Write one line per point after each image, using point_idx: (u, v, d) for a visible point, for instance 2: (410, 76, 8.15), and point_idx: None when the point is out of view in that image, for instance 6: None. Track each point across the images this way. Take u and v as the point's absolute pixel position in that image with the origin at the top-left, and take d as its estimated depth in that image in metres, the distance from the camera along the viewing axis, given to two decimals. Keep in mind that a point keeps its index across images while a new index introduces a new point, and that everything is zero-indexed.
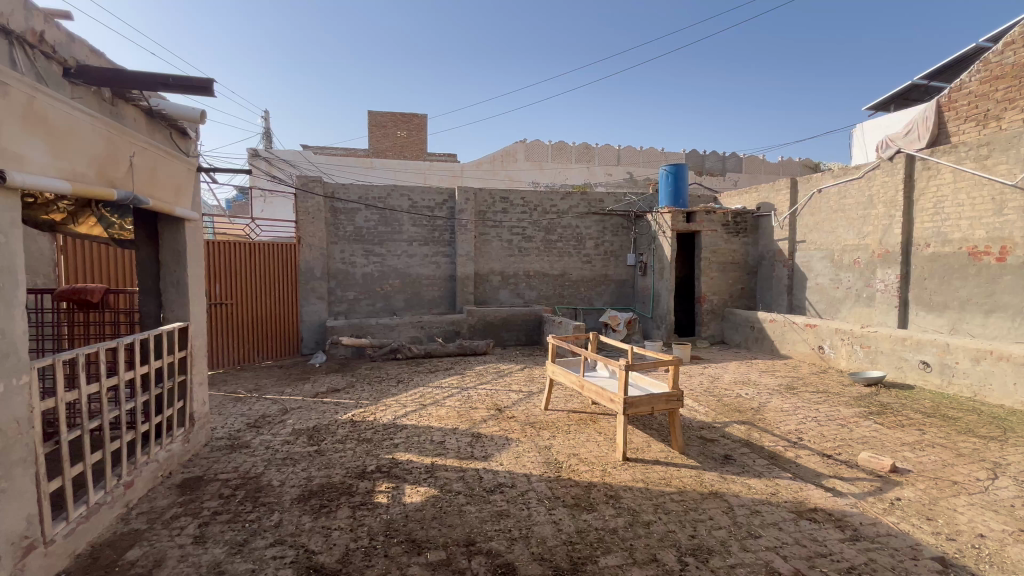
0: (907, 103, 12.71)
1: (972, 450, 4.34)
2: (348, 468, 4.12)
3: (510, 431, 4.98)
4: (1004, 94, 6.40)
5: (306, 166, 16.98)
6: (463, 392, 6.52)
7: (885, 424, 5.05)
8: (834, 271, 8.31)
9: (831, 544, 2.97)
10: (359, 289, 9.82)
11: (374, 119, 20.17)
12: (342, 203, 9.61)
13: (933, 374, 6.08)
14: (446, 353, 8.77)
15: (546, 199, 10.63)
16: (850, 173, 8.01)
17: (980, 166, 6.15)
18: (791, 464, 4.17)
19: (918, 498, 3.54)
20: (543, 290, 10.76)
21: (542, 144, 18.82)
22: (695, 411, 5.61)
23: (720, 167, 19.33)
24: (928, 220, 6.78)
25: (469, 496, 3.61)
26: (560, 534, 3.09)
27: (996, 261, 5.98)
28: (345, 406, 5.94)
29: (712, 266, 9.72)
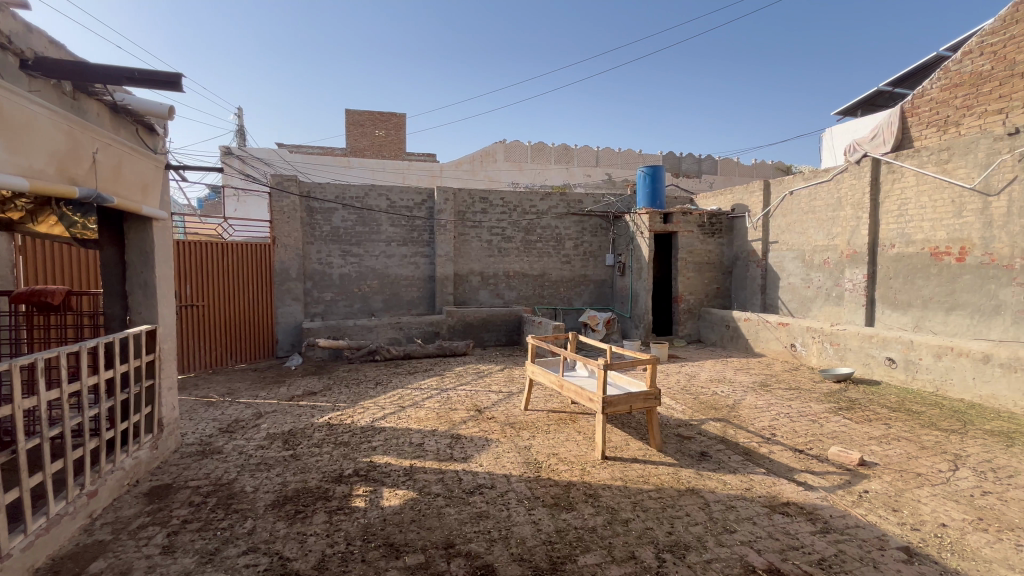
0: (873, 109, 13.16)
1: (935, 442, 4.51)
2: (325, 472, 4.04)
3: (490, 432, 4.97)
4: (962, 100, 6.69)
5: (280, 164, 16.59)
6: (442, 393, 6.47)
7: (853, 419, 5.21)
8: (805, 270, 8.55)
9: (802, 536, 3.05)
10: (337, 290, 9.67)
11: (352, 117, 19.89)
12: (319, 202, 9.45)
13: (898, 369, 6.31)
14: (425, 354, 8.71)
15: (526, 199, 10.65)
16: (820, 175, 8.25)
17: (941, 170, 6.40)
18: (765, 459, 4.27)
19: (884, 490, 3.67)
20: (523, 290, 10.77)
21: (521, 144, 18.84)
22: (672, 409, 5.70)
23: (696, 169, 19.68)
24: (893, 221, 7.03)
25: (448, 498, 3.58)
26: (540, 534, 3.09)
27: (956, 261, 6.24)
28: (322, 409, 5.83)
29: (689, 266, 9.89)
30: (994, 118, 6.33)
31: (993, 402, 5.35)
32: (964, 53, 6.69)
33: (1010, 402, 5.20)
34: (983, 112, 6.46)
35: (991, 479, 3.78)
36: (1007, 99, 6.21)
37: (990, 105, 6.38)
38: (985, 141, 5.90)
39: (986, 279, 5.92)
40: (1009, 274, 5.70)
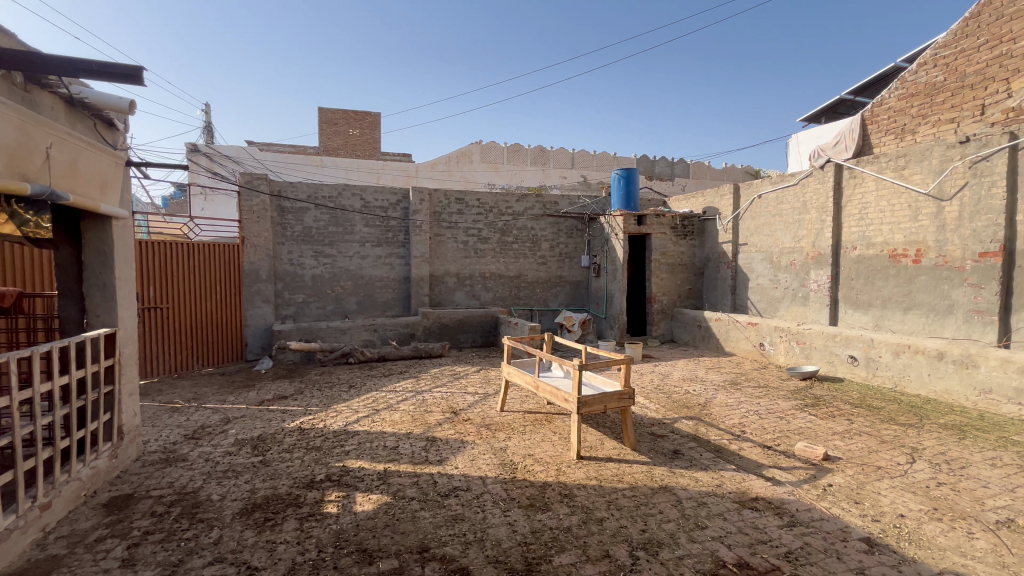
0: (836, 116, 13.65)
1: (894, 436, 4.71)
2: (296, 478, 3.95)
3: (465, 434, 4.94)
4: (918, 109, 7.04)
5: (249, 162, 16.12)
6: (418, 395, 6.40)
7: (819, 415, 5.39)
8: (773, 271, 8.80)
9: (770, 531, 3.13)
10: (309, 292, 9.47)
11: (325, 115, 19.52)
12: (290, 201, 9.23)
13: (860, 367, 6.56)
14: (400, 356, 8.61)
15: (501, 200, 10.64)
16: (786, 180, 8.52)
17: (899, 175, 6.69)
18: (735, 456, 4.37)
19: (847, 483, 3.81)
20: (499, 291, 10.77)
21: (498, 145, 18.84)
22: (646, 408, 5.78)
23: (669, 172, 20.07)
24: (855, 224, 7.31)
25: (423, 501, 3.55)
26: (515, 535, 3.09)
27: (912, 263, 6.54)
28: (293, 413, 5.69)
29: (662, 267, 10.07)
30: (947, 127, 6.69)
31: (947, 397, 5.63)
32: (919, 65, 7.04)
33: (962, 397, 5.48)
34: (937, 121, 6.82)
35: (946, 471, 3.97)
36: (958, 109, 6.58)
37: (943, 114, 6.74)
38: (938, 149, 6.21)
39: (940, 280, 6.22)
40: (960, 275, 6.01)
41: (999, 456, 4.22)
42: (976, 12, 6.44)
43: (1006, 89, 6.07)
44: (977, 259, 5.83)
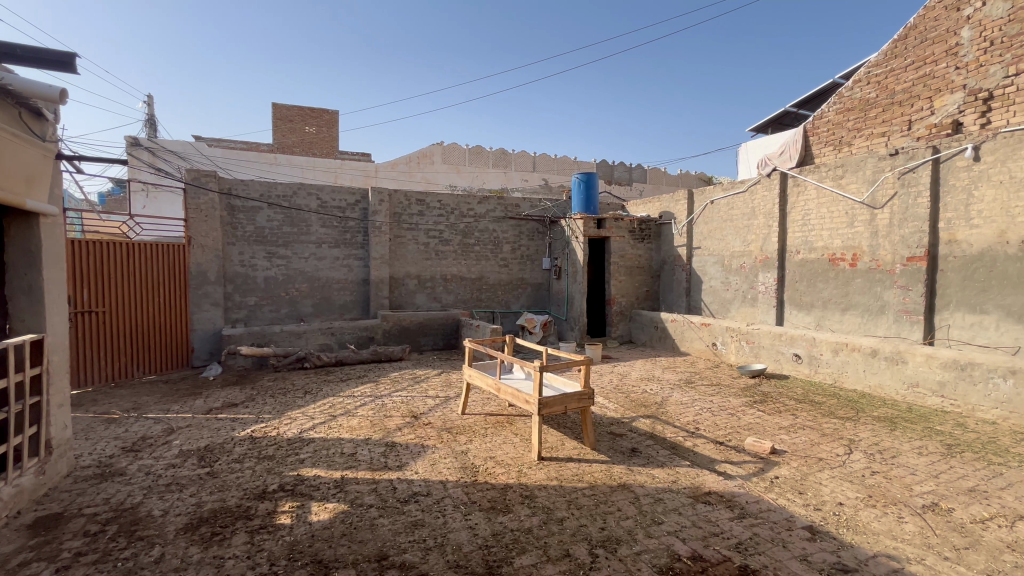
0: (781, 128, 14.41)
1: (834, 429, 5.01)
2: (247, 489, 3.77)
3: (426, 438, 4.88)
4: (854, 123, 7.55)
5: (196, 158, 15.34)
6: (376, 400, 6.27)
7: (767, 411, 5.66)
8: (724, 274, 9.17)
9: (722, 523, 3.26)
10: (262, 294, 9.11)
11: (279, 112, 18.85)
12: (241, 200, 8.86)
13: (803, 364, 6.95)
14: (359, 360, 8.40)
15: (463, 202, 10.59)
16: (736, 187, 8.91)
17: (837, 184, 7.14)
18: (689, 452, 4.53)
19: (792, 475, 4.02)
20: (460, 293, 10.70)
21: (459, 147, 18.76)
22: (605, 407, 5.90)
23: (627, 177, 20.57)
24: (798, 230, 7.73)
25: (381, 508, 3.47)
26: (476, 539, 3.08)
27: (849, 266, 6.98)
28: (244, 421, 5.44)
29: (621, 270, 10.31)
30: (879, 140, 7.21)
31: (880, 391, 6.04)
32: (854, 82, 7.56)
33: (893, 391, 5.90)
34: (870, 135, 7.33)
35: (879, 460, 4.26)
36: (888, 124, 7.11)
37: (875, 128, 7.25)
38: (871, 161, 6.66)
39: (874, 282, 6.68)
40: (891, 278, 6.47)
41: (925, 444, 4.57)
42: (904, 34, 6.98)
43: (929, 107, 6.61)
44: (905, 262, 6.30)
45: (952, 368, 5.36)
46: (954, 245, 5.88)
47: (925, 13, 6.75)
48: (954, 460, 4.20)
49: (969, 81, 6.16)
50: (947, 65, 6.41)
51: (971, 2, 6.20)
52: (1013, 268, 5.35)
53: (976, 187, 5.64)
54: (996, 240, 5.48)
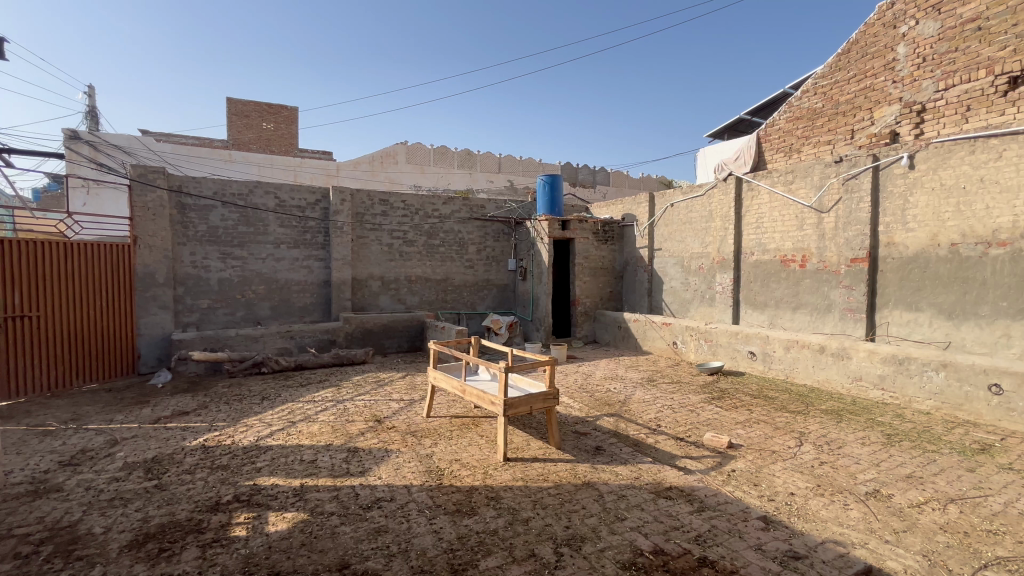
0: (737, 134, 14.98)
1: (786, 423, 5.25)
2: (199, 501, 3.59)
3: (390, 442, 4.79)
4: (802, 131, 7.94)
5: (144, 154, 14.52)
6: (338, 405, 6.11)
7: (724, 407, 5.86)
8: (684, 275, 9.44)
9: (682, 517, 3.35)
10: (215, 297, 8.72)
11: (233, 106, 18.07)
12: (192, 198, 8.47)
13: (758, 361, 7.24)
14: (320, 364, 8.16)
15: (428, 202, 10.48)
16: (695, 190, 9.20)
17: (788, 189, 7.49)
18: (652, 449, 4.63)
19: (747, 467, 4.18)
20: (425, 295, 10.56)
21: (424, 147, 18.55)
22: (570, 407, 5.97)
23: (591, 179, 20.93)
24: (753, 232, 8.06)
25: (343, 515, 3.38)
26: (441, 543, 3.04)
27: (799, 267, 7.33)
28: (196, 430, 5.19)
29: (585, 271, 10.46)
30: (825, 148, 7.61)
31: (828, 385, 6.37)
32: (803, 92, 7.95)
33: (839, 385, 6.24)
34: (817, 142, 7.73)
35: (826, 451, 4.50)
36: (834, 133, 7.51)
37: (822, 136, 7.66)
38: (819, 167, 7.02)
39: (822, 282, 7.03)
40: (837, 278, 6.83)
41: (867, 435, 4.86)
42: (847, 49, 7.40)
43: (870, 117, 7.04)
44: (849, 263, 6.67)
45: (891, 362, 5.72)
46: (892, 247, 6.28)
47: (865, 29, 7.18)
48: (894, 449, 4.49)
49: (905, 94, 6.60)
50: (886, 78, 6.85)
51: (906, 20, 6.64)
52: (943, 269, 5.77)
53: (911, 194, 6.05)
54: (929, 243, 5.89)
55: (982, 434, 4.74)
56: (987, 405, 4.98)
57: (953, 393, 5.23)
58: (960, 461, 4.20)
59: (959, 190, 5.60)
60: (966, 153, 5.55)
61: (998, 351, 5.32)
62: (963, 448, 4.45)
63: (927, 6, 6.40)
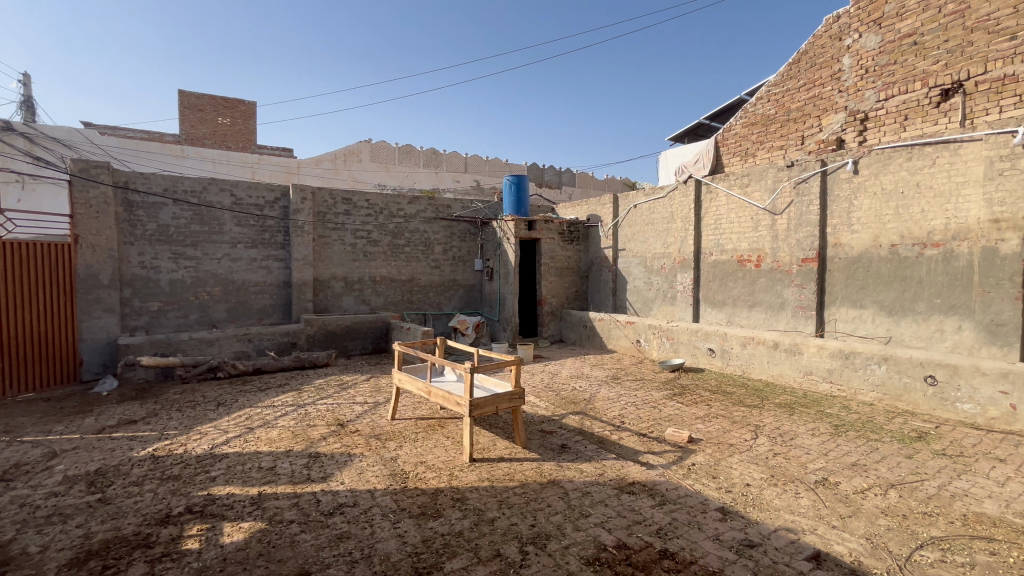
0: (697, 138, 15.43)
1: (742, 417, 5.46)
2: (147, 515, 3.41)
3: (353, 446, 4.69)
4: (757, 136, 8.28)
5: (86, 147, 13.65)
6: (299, 409, 5.93)
7: (685, 403, 6.04)
8: (647, 275, 9.65)
9: (644, 511, 3.43)
10: (166, 299, 8.31)
11: (187, 99, 17.31)
12: (140, 195, 8.06)
13: (717, 357, 7.49)
14: (280, 367, 7.91)
15: (392, 201, 10.32)
16: (657, 192, 9.44)
17: (744, 192, 7.79)
18: (616, 445, 4.72)
19: (707, 461, 4.33)
20: (390, 295, 10.39)
21: (389, 146, 18.27)
22: (536, 406, 6.00)
23: (557, 180, 21.14)
24: (711, 233, 8.33)
25: (303, 523, 3.28)
26: (405, 547, 3.00)
27: (755, 267, 7.63)
28: (145, 439, 4.92)
29: (551, 271, 10.55)
30: (778, 152, 7.96)
31: (781, 379, 6.66)
32: (757, 99, 8.28)
33: (791, 378, 6.54)
34: (771, 147, 8.07)
35: (780, 442, 4.70)
36: (785, 139, 7.86)
37: (775, 141, 8.00)
38: (772, 171, 7.33)
39: (775, 281, 7.35)
40: (789, 277, 7.15)
41: (817, 426, 5.12)
42: (798, 58, 7.75)
43: (818, 124, 7.40)
44: (801, 263, 6.98)
45: (838, 357, 6.05)
46: (839, 248, 6.62)
47: (814, 40, 7.53)
48: (841, 439, 4.73)
49: (850, 103, 6.98)
50: (832, 88, 7.22)
51: (850, 33, 7.02)
52: (885, 268, 6.13)
53: (856, 197, 6.40)
54: (872, 244, 6.25)
55: (919, 423, 5.07)
56: (923, 395, 5.34)
57: (894, 385, 5.57)
58: (899, 448, 4.48)
59: (898, 195, 5.98)
60: (904, 160, 5.93)
61: (933, 345, 5.71)
62: (902, 436, 4.74)
63: (869, 20, 6.78)
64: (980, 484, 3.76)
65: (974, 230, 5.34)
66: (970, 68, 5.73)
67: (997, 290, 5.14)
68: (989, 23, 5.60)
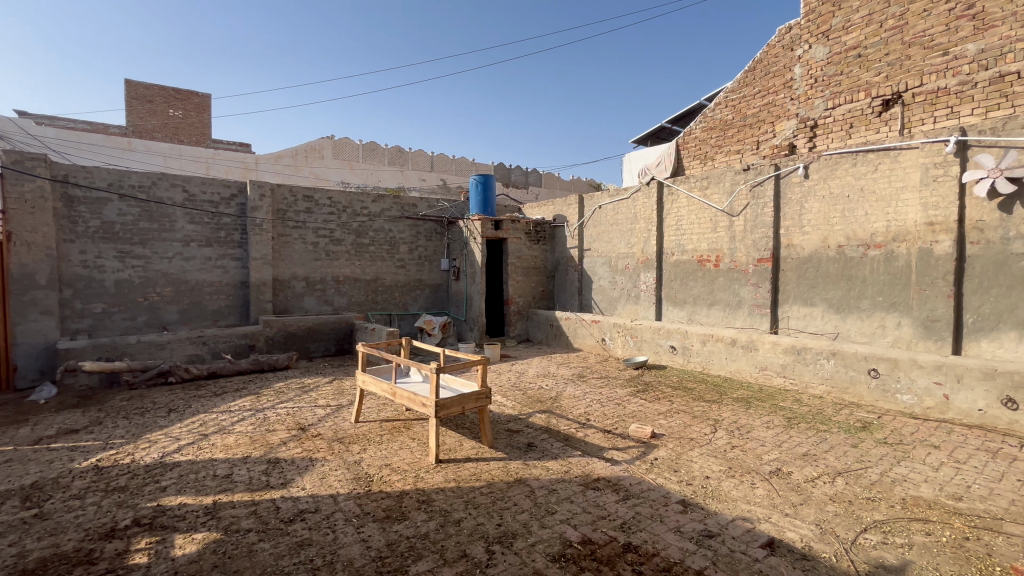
0: (659, 141, 15.83)
1: (702, 411, 5.64)
2: (90, 529, 3.21)
3: (315, 451, 4.56)
4: (715, 140, 8.57)
5: (20, 138, 12.71)
6: (257, 414, 5.71)
7: (648, 399, 6.18)
8: (611, 274, 9.82)
9: (609, 507, 3.49)
10: (111, 300, 7.84)
11: (134, 90, 16.38)
12: (82, 190, 7.59)
13: (678, 355, 7.71)
14: (237, 371, 7.59)
15: (356, 199, 10.09)
16: (621, 194, 9.62)
17: (703, 194, 8.05)
18: (581, 442, 4.78)
19: (668, 455, 4.45)
20: (354, 295, 10.15)
21: (352, 143, 17.87)
22: (503, 406, 6.01)
23: (523, 180, 21.24)
24: (673, 234, 8.55)
25: (262, 531, 3.17)
26: (369, 552, 2.94)
27: (714, 266, 7.89)
28: (88, 449, 4.63)
29: (518, 271, 10.59)
30: (735, 156, 8.26)
31: (738, 375, 6.92)
32: (716, 104, 8.57)
33: (748, 374, 6.79)
34: (728, 151, 8.38)
35: (737, 435, 4.89)
36: (742, 143, 8.17)
37: (732, 146, 8.30)
38: (730, 174, 7.60)
39: (732, 280, 7.63)
40: (745, 277, 7.43)
41: (772, 419, 5.34)
42: (753, 67, 8.07)
43: (772, 130, 7.73)
44: (756, 263, 7.28)
45: (791, 353, 6.33)
46: (791, 249, 6.92)
47: (768, 49, 7.85)
48: (793, 431, 4.96)
49: (800, 111, 7.33)
50: (785, 96, 7.55)
51: (801, 44, 7.36)
52: (833, 268, 6.46)
53: (807, 200, 6.71)
54: (821, 245, 6.57)
55: (864, 414, 5.39)
56: (867, 387, 5.66)
57: (841, 378, 5.88)
58: (846, 438, 4.74)
59: (844, 199, 6.32)
60: (850, 165, 6.26)
61: (875, 340, 6.07)
62: (849, 427, 5.02)
63: (818, 32, 7.14)
64: (917, 469, 4.02)
65: (912, 232, 5.70)
66: (908, 81, 6.14)
67: (932, 288, 5.53)
68: (925, 39, 6.01)
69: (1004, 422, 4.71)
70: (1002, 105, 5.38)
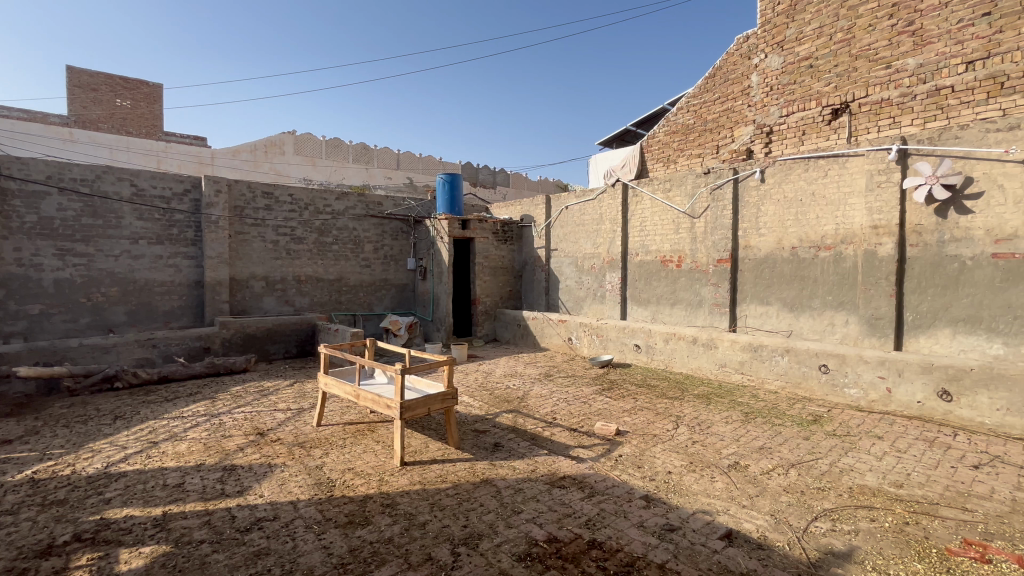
0: (625, 143, 16.09)
1: (664, 408, 5.77)
2: (23, 547, 2.99)
3: (274, 456, 4.41)
4: (678, 144, 8.80)
5: None
6: (212, 420, 5.47)
7: (613, 397, 6.28)
8: (578, 274, 9.93)
9: (574, 504, 3.53)
10: (50, 301, 7.36)
11: (77, 77, 15.44)
12: (17, 183, 7.10)
13: (642, 353, 7.86)
14: (190, 375, 7.25)
15: (318, 197, 9.81)
16: (587, 194, 9.74)
17: (666, 196, 8.26)
18: (548, 442, 4.80)
19: (633, 452, 4.53)
20: (317, 296, 9.87)
21: (315, 139, 17.41)
22: (470, 406, 5.97)
23: (491, 180, 21.23)
24: (638, 234, 8.73)
25: (215, 542, 3.03)
26: (331, 559, 2.86)
27: (676, 267, 8.10)
28: (23, 460, 4.33)
29: (485, 271, 10.55)
30: (696, 160, 8.51)
31: (699, 372, 7.14)
32: (678, 109, 8.79)
33: (708, 371, 7.01)
34: (690, 155, 8.61)
35: (698, 431, 5.03)
36: (702, 147, 8.42)
37: (693, 150, 8.55)
38: (691, 177, 7.82)
39: (694, 281, 7.85)
40: (706, 277, 7.66)
41: (730, 414, 5.53)
42: (713, 73, 8.32)
43: (731, 135, 8.00)
44: (716, 264, 7.51)
45: (748, 350, 6.58)
46: (749, 250, 7.18)
47: (726, 57, 8.12)
48: (750, 425, 5.16)
49: (757, 117, 7.60)
50: (742, 102, 7.83)
51: (758, 53, 7.64)
52: (787, 268, 6.74)
53: (763, 204, 6.98)
54: (776, 246, 6.85)
55: (815, 407, 5.65)
56: (818, 382, 5.94)
57: (794, 373, 6.15)
58: (799, 431, 4.96)
59: (797, 203, 6.61)
60: (802, 170, 6.55)
61: (826, 336, 6.37)
62: (801, 420, 5.25)
63: (773, 42, 7.42)
64: (862, 459, 4.26)
65: (859, 235, 6.01)
66: (855, 91, 6.48)
67: (876, 288, 5.86)
68: (870, 52, 6.37)
69: (940, 413, 5.04)
70: (938, 117, 5.78)
